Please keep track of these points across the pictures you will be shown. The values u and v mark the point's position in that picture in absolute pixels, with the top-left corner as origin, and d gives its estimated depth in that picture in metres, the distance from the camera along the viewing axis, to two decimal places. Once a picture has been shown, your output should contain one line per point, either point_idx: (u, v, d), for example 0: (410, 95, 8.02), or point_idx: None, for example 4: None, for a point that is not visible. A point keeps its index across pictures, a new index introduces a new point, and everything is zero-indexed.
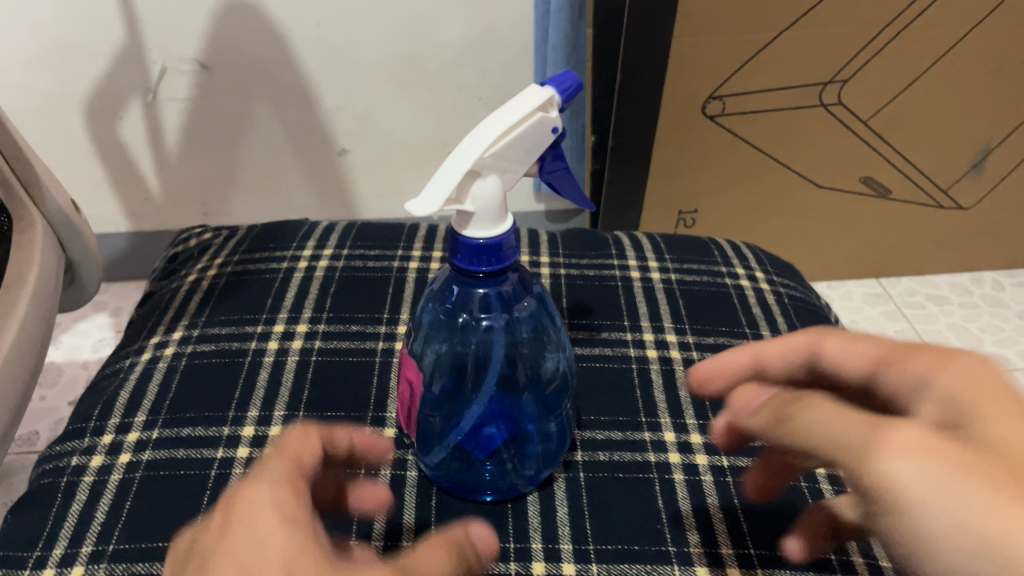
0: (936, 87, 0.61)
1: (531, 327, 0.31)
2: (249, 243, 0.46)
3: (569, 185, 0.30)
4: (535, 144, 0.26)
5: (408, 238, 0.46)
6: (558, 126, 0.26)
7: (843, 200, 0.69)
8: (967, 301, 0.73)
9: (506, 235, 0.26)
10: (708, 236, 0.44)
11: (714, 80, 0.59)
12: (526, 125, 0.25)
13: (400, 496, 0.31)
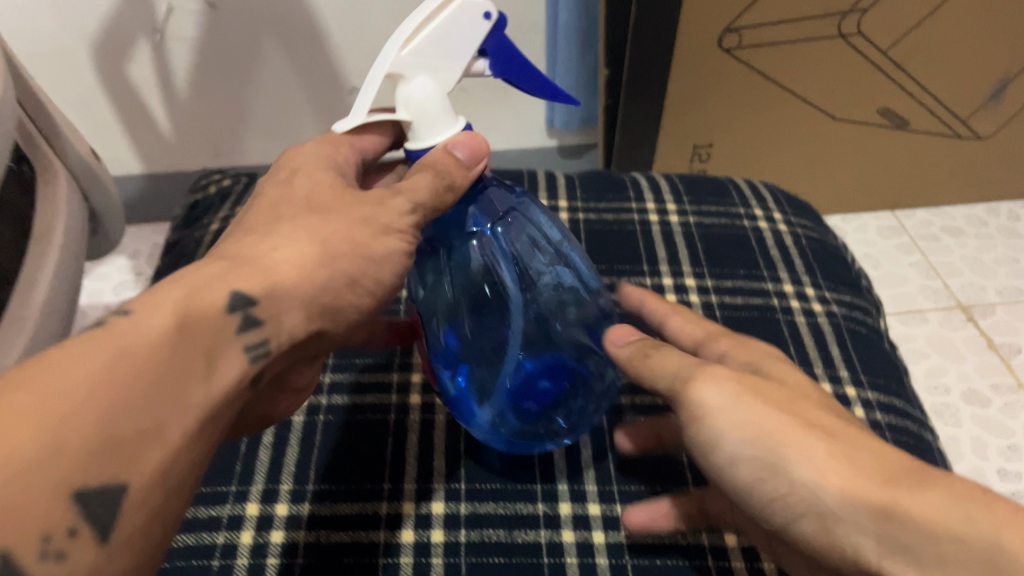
0: (958, 16, 0.60)
1: (524, 252, 0.31)
2: None
3: (532, 78, 0.31)
4: (463, 31, 0.29)
5: None
6: (486, 14, 0.29)
7: (861, 134, 0.68)
8: (982, 232, 0.73)
9: (436, 135, 0.30)
10: (727, 176, 0.44)
11: (732, 12, 0.58)
12: (440, 20, 0.28)
13: (431, 442, 0.34)
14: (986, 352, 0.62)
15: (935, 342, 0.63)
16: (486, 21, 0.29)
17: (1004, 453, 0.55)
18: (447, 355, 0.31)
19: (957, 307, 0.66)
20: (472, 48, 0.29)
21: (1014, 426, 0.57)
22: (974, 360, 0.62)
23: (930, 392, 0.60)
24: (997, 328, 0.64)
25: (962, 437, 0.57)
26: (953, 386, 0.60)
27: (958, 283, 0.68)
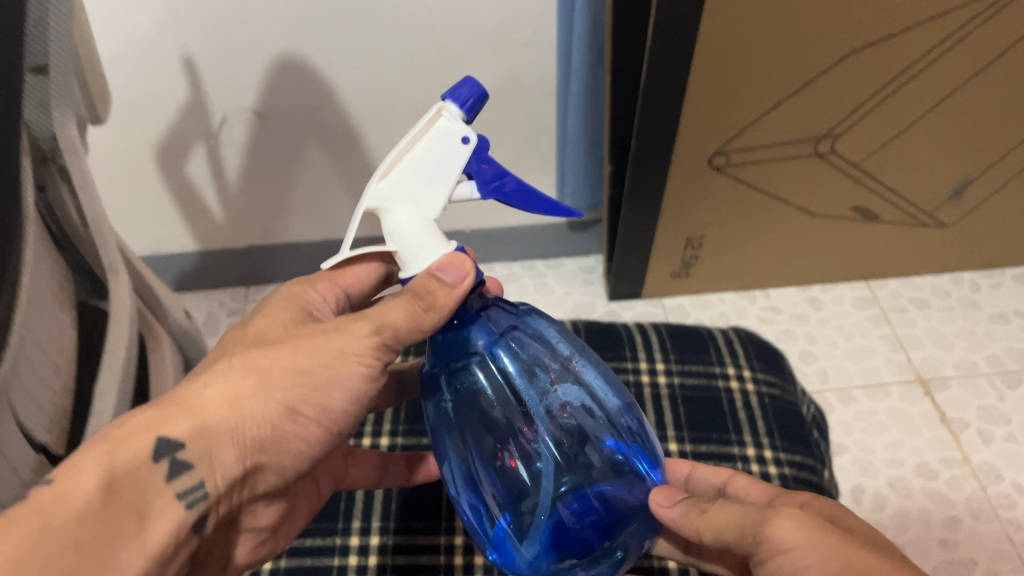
0: (922, 135, 0.68)
1: (534, 386, 0.37)
2: None
3: (513, 188, 0.37)
4: (444, 152, 0.35)
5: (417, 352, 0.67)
6: (463, 135, 0.35)
7: (837, 225, 0.77)
8: (945, 304, 0.82)
9: (426, 246, 0.35)
10: (708, 329, 0.59)
11: (721, 138, 0.67)
12: (425, 151, 0.35)
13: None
14: (938, 426, 0.72)
15: (896, 416, 0.73)
16: (466, 145, 0.35)
17: (946, 525, 0.65)
18: (488, 498, 0.38)
19: (917, 381, 0.75)
20: (454, 171, 0.35)
21: (956, 498, 0.67)
22: (928, 434, 0.71)
23: (888, 464, 0.69)
24: (951, 402, 0.74)
25: (912, 509, 0.66)
26: (907, 459, 0.70)
27: (920, 356, 0.77)
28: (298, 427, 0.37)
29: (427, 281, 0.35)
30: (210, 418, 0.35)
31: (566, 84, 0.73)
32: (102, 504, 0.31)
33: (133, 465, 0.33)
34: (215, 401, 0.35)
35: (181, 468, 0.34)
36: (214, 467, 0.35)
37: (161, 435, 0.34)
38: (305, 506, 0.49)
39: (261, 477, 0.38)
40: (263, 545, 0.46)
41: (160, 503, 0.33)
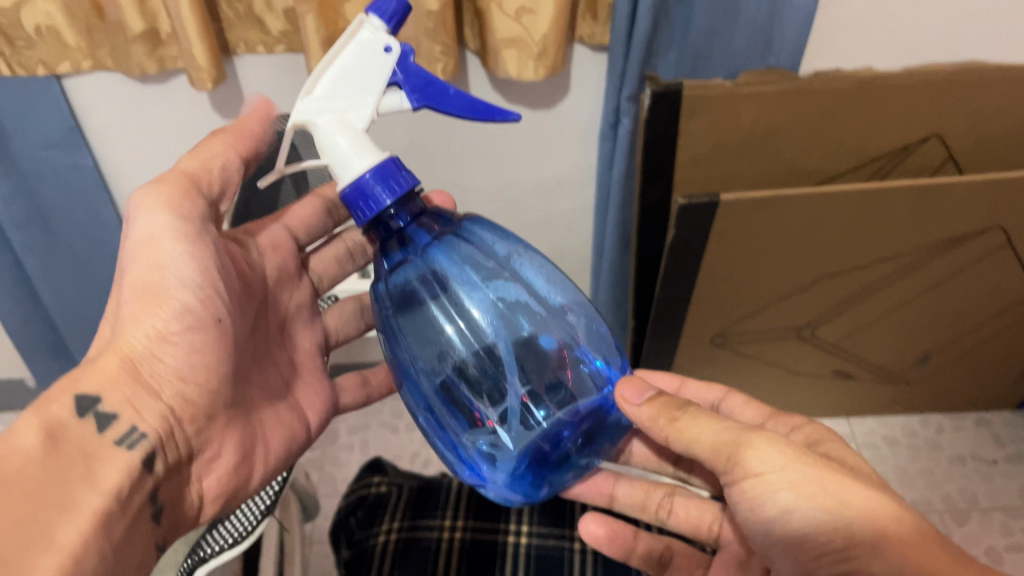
0: (886, 327, 0.84)
1: (469, 291, 0.47)
2: (414, 509, 0.70)
3: (445, 101, 0.45)
4: (368, 60, 0.44)
5: (509, 513, 0.69)
6: (387, 45, 0.44)
7: (818, 380, 0.93)
8: (912, 443, 0.97)
9: (364, 176, 0.43)
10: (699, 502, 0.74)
11: (720, 325, 0.83)
12: (348, 62, 0.44)
13: None
14: None
15: None
16: (388, 51, 0.44)
17: None
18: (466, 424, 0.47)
19: None
20: (379, 75, 0.44)
21: None
22: None
23: None
24: None
25: None
26: None
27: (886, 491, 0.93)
28: (174, 342, 0.45)
29: (367, 182, 0.43)
30: (110, 368, 0.43)
31: (599, 259, 0.91)
32: (44, 455, 0.38)
33: (65, 422, 0.41)
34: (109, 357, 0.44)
35: (108, 417, 0.42)
36: (139, 412, 0.43)
37: (77, 395, 0.42)
38: (273, 429, 0.53)
39: (182, 389, 0.45)
40: (240, 471, 0.50)
41: (104, 451, 0.41)
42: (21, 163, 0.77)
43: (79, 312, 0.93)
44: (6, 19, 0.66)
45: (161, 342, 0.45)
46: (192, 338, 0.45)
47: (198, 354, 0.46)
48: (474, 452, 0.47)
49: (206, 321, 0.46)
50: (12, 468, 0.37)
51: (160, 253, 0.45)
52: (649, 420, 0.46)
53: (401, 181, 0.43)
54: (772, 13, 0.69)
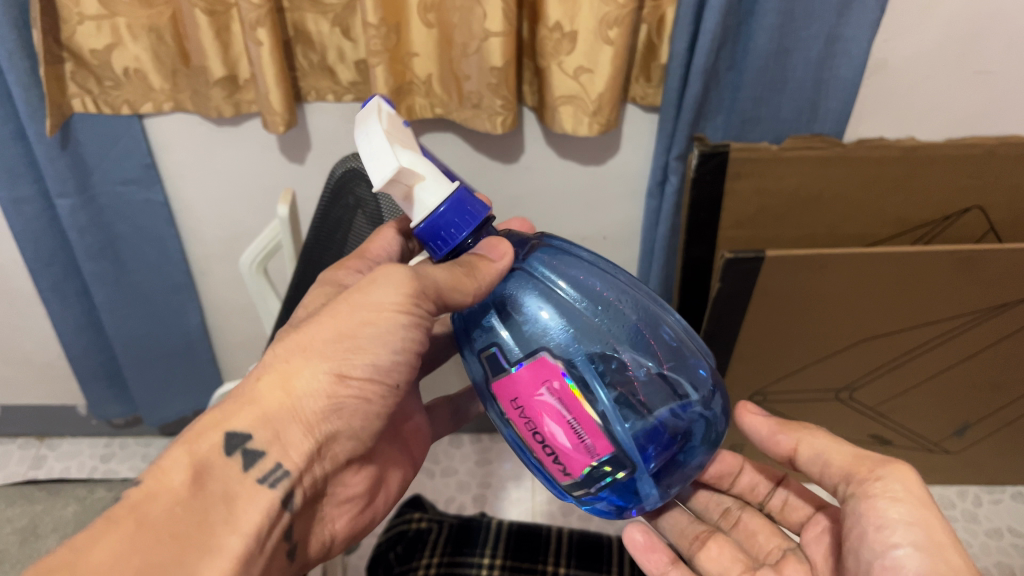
0: (926, 394, 0.84)
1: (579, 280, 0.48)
2: (452, 546, 0.78)
3: None
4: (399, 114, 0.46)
5: (546, 553, 0.78)
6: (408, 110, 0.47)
7: (855, 445, 0.93)
8: (949, 515, 0.96)
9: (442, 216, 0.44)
10: None
11: (759, 382, 0.84)
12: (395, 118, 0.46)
13: None
14: None
15: None
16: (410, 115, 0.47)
17: None
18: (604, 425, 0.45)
19: None
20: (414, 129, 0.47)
21: None
22: None
23: None
24: None
25: None
26: None
27: None
28: (352, 389, 0.46)
29: (441, 217, 0.44)
30: (273, 405, 0.44)
31: None
32: (189, 495, 0.40)
33: (214, 461, 0.42)
34: (272, 389, 0.45)
35: (256, 455, 0.44)
36: (286, 450, 0.44)
37: (227, 432, 0.43)
38: (387, 464, 0.57)
39: (336, 434, 0.47)
40: (363, 514, 0.55)
41: (247, 491, 0.43)
42: (99, 197, 0.82)
43: (140, 345, 0.97)
44: (98, 61, 0.71)
45: (338, 386, 0.45)
46: (369, 398, 0.47)
47: (364, 405, 0.47)
48: (602, 465, 0.44)
49: (384, 387, 0.48)
50: (151, 514, 0.39)
51: (379, 315, 0.46)
52: (770, 431, 0.53)
53: (472, 209, 0.45)
54: (818, 83, 0.72)
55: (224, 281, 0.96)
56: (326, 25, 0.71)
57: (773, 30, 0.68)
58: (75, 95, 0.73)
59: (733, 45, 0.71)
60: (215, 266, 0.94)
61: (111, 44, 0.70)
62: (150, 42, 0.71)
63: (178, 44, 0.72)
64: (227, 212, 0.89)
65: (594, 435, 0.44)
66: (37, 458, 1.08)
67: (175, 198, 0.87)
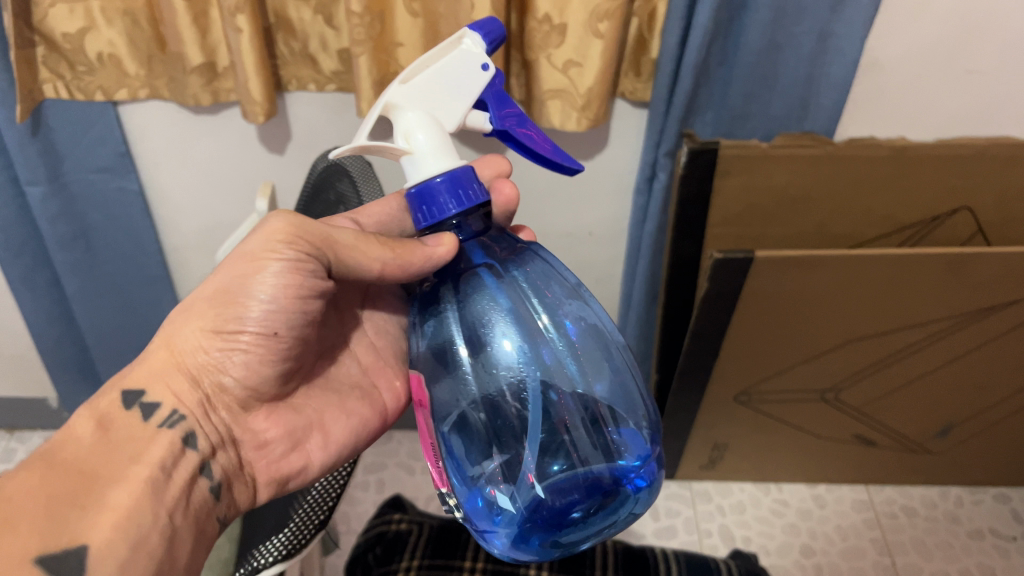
0: (911, 394, 0.84)
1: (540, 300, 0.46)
2: (431, 545, 0.79)
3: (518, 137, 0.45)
4: (467, 66, 0.45)
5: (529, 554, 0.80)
6: (488, 65, 0.45)
7: (839, 445, 0.93)
8: (931, 515, 0.96)
9: (432, 184, 0.42)
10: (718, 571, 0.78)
11: (743, 382, 0.83)
12: (452, 63, 0.45)
13: None
14: None
15: None
16: (484, 70, 0.45)
17: None
18: (488, 466, 0.44)
19: None
20: (472, 86, 0.45)
21: None
22: None
23: None
24: None
25: None
26: None
27: (904, 562, 0.91)
28: (231, 338, 0.46)
29: (435, 187, 0.42)
30: (159, 363, 0.46)
31: (625, 312, 0.92)
32: (95, 441, 0.43)
33: (109, 413, 0.44)
34: (160, 351, 0.47)
35: (153, 406, 0.45)
36: (177, 395, 0.46)
37: (125, 391, 0.45)
38: (335, 419, 0.53)
39: (221, 379, 0.47)
40: (292, 458, 0.51)
41: (148, 434, 0.44)
42: (71, 185, 0.79)
43: (113, 337, 0.95)
44: (70, 45, 0.69)
45: (217, 340, 0.46)
46: (254, 347, 0.46)
47: (250, 352, 0.47)
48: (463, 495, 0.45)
49: (273, 336, 0.46)
50: (62, 455, 0.41)
51: (253, 266, 0.45)
52: None
53: (471, 192, 0.43)
54: (809, 80, 0.71)
55: (201, 274, 0.94)
56: (307, 12, 0.69)
57: (765, 26, 0.66)
58: (46, 80, 0.71)
59: (725, 40, 0.69)
60: (192, 258, 0.92)
61: (85, 27, 0.68)
62: (124, 27, 0.68)
63: (154, 28, 0.69)
64: (205, 203, 0.86)
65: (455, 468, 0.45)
66: (8, 451, 1.06)
67: (150, 187, 0.84)
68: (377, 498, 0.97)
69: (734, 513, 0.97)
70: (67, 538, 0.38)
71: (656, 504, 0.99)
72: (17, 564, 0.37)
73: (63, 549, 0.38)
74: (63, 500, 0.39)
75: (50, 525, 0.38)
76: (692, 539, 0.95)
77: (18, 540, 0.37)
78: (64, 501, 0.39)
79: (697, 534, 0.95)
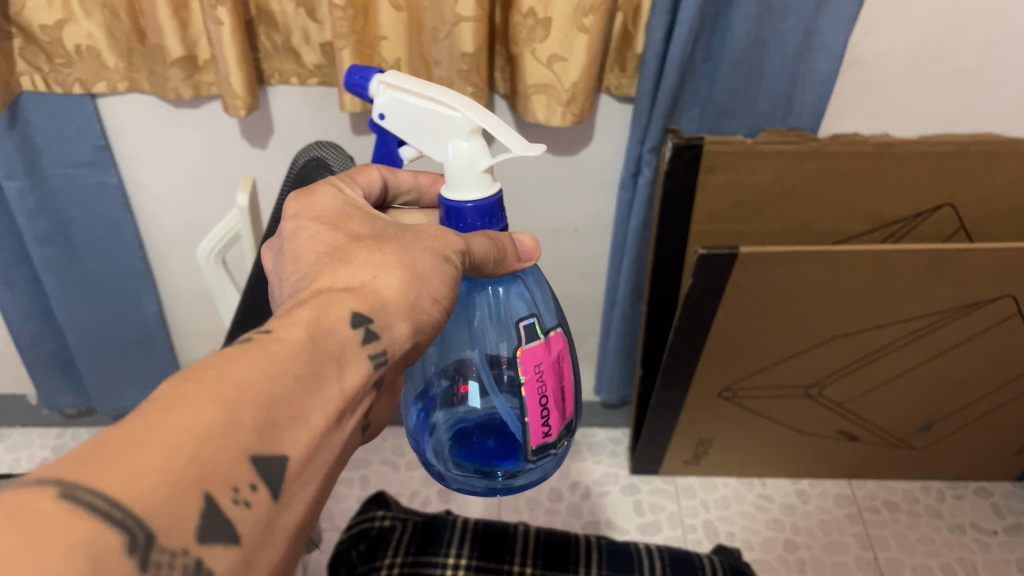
0: (894, 391, 0.84)
1: None
2: (416, 545, 0.79)
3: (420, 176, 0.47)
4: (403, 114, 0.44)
5: (514, 552, 0.79)
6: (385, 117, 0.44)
7: (822, 440, 0.93)
8: (913, 510, 0.96)
9: (467, 203, 0.42)
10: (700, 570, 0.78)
11: (728, 378, 0.83)
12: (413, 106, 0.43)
13: None
14: None
15: None
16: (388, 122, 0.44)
17: None
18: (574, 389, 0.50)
19: None
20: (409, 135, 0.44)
21: None
22: None
23: None
24: None
25: None
26: None
27: (886, 556, 0.91)
28: (438, 315, 0.38)
29: (468, 209, 0.42)
30: (387, 297, 0.36)
31: (610, 308, 0.92)
32: (311, 350, 0.31)
33: (334, 327, 0.33)
34: (387, 284, 0.36)
35: (371, 335, 0.34)
36: (393, 341, 0.35)
37: (353, 310, 0.34)
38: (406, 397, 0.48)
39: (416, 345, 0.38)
40: None
41: (356, 362, 0.32)
42: (49, 179, 0.78)
43: (92, 332, 0.94)
44: (48, 37, 0.68)
45: (432, 310, 0.38)
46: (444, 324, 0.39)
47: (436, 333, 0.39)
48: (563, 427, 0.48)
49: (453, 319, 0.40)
50: (280, 354, 0.29)
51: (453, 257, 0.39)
52: None
53: (495, 218, 0.43)
54: (795, 76, 0.71)
55: (182, 269, 0.93)
56: (290, 5, 0.68)
57: (751, 22, 0.66)
58: (24, 72, 0.70)
59: (710, 36, 0.69)
60: (172, 253, 0.91)
61: (62, 19, 0.67)
62: (103, 19, 0.67)
63: (133, 21, 0.68)
64: (186, 198, 0.86)
65: (569, 399, 0.48)
66: None
67: (130, 181, 0.83)
68: (361, 494, 0.97)
69: (718, 509, 0.97)
70: (276, 446, 0.27)
71: (641, 499, 0.99)
72: (227, 463, 0.25)
73: (272, 456, 0.27)
74: (281, 404, 0.28)
75: (265, 426, 0.27)
76: (676, 534, 0.94)
77: (226, 434, 0.26)
78: (285, 404, 0.28)
79: (681, 529, 0.95)
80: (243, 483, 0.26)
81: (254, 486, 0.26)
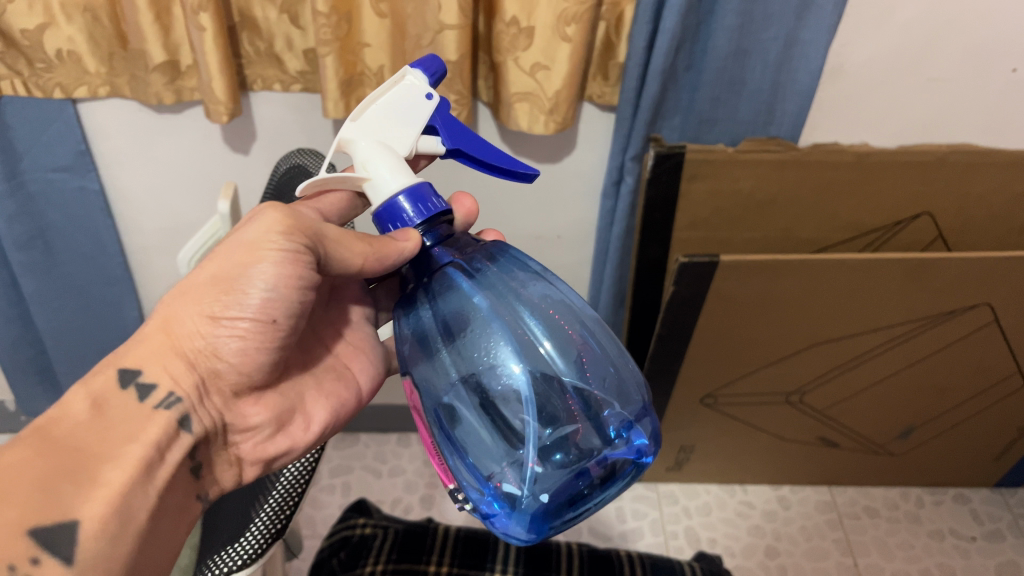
0: (876, 397, 0.85)
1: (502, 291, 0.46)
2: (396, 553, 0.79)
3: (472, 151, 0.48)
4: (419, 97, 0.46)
5: (494, 558, 0.80)
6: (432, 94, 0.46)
7: (803, 446, 0.93)
8: (892, 516, 0.97)
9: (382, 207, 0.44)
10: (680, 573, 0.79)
11: (708, 386, 0.84)
12: (394, 99, 0.45)
13: None
14: None
15: None
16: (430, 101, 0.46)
17: None
18: (481, 456, 0.44)
19: None
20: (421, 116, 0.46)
21: None
22: None
23: None
24: None
25: None
26: None
27: (865, 562, 0.92)
28: (230, 329, 0.44)
29: (399, 203, 0.44)
30: (157, 343, 0.45)
31: None
32: (92, 418, 0.41)
33: (113, 395, 0.43)
34: (156, 328, 0.45)
35: (149, 387, 0.43)
36: (172, 377, 0.44)
37: (122, 368, 0.44)
38: (316, 401, 0.53)
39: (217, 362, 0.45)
40: (279, 441, 0.50)
41: (143, 416, 0.43)
42: (28, 184, 0.78)
43: (72, 337, 0.93)
44: (28, 42, 0.67)
45: (216, 325, 0.44)
46: (251, 333, 0.45)
47: (245, 340, 0.45)
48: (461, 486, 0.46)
49: (270, 322, 0.45)
50: (59, 432, 0.40)
51: (254, 255, 0.43)
52: None
53: (432, 206, 0.44)
54: (775, 86, 0.71)
55: (163, 274, 0.93)
56: (273, 11, 0.68)
57: (732, 31, 0.67)
58: (4, 76, 0.69)
59: (692, 45, 0.69)
60: (153, 258, 0.91)
61: (43, 24, 0.66)
62: (84, 23, 0.66)
63: (115, 26, 0.68)
64: (168, 203, 0.85)
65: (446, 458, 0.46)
66: None
67: (110, 186, 0.83)
68: (343, 501, 0.97)
69: (700, 515, 0.98)
70: (60, 514, 0.37)
71: (623, 506, 0.99)
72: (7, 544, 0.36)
73: (57, 524, 0.37)
74: (58, 477, 0.38)
75: (43, 502, 0.37)
76: (659, 541, 0.95)
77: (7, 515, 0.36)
78: (58, 474, 0.38)
79: (664, 536, 0.95)
80: (22, 561, 0.36)
81: (36, 558, 0.36)
